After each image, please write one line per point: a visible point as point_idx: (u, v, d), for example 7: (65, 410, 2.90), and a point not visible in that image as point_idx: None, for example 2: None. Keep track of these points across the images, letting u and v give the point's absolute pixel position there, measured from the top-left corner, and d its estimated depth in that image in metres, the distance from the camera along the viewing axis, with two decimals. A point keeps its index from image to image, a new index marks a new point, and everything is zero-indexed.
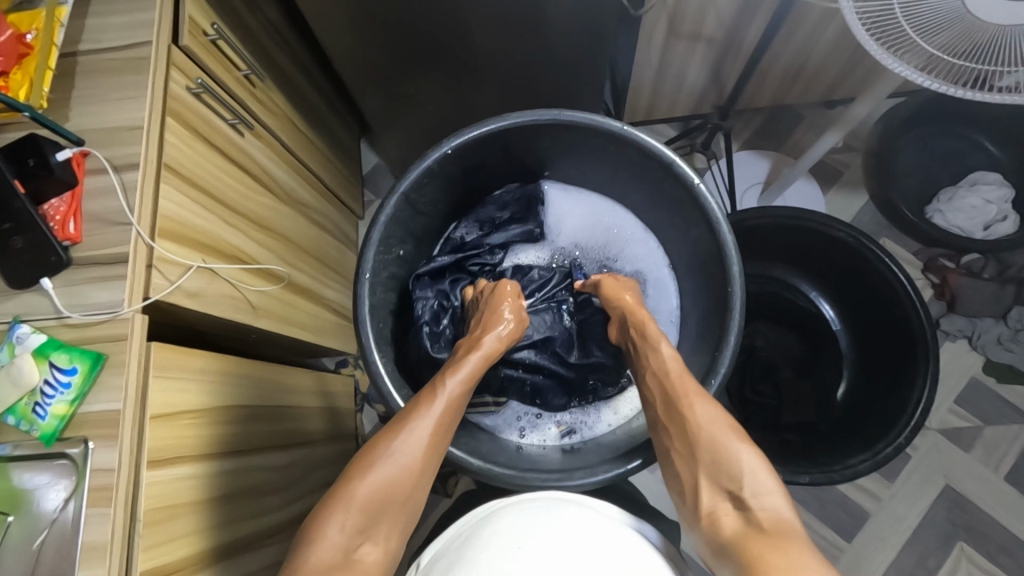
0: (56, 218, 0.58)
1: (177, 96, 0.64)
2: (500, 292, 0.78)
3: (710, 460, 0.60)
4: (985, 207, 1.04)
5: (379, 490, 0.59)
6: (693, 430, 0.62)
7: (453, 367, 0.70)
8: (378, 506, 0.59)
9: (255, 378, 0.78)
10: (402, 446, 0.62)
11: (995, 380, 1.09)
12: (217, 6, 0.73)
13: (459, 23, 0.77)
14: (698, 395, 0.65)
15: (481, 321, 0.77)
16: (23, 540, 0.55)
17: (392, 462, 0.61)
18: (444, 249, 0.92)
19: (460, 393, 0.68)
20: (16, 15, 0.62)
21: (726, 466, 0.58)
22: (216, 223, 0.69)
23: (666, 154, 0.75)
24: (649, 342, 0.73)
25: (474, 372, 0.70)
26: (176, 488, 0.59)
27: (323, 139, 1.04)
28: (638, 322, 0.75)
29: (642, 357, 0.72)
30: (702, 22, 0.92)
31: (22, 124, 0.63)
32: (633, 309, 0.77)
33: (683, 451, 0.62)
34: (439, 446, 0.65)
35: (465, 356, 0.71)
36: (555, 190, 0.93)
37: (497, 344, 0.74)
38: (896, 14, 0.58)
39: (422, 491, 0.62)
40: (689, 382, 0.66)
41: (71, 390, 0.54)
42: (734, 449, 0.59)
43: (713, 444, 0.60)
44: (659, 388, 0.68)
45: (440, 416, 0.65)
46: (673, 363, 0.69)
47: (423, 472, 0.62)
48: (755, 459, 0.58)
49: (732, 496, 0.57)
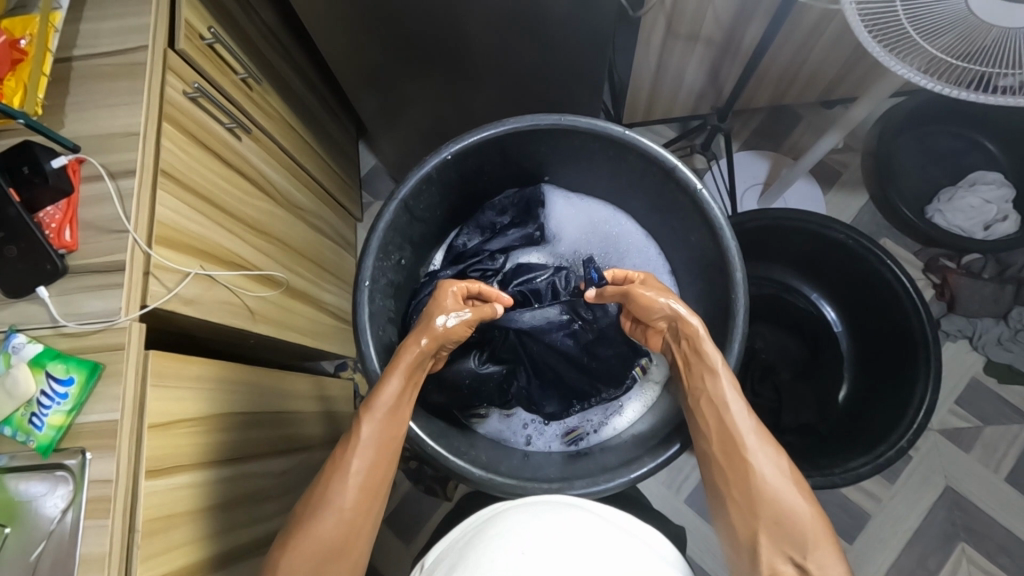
0: (51, 227, 0.57)
1: (173, 101, 0.63)
2: (439, 296, 0.74)
3: (769, 518, 0.58)
4: (984, 206, 1.03)
5: (312, 548, 0.57)
6: (757, 488, 0.60)
7: (368, 404, 0.66)
8: (314, 563, 0.57)
9: (253, 385, 0.78)
10: (328, 496, 0.60)
11: (996, 380, 1.09)
12: (213, 9, 0.72)
13: (457, 24, 0.77)
14: (752, 437, 0.63)
15: (409, 335, 0.72)
16: (19, 552, 0.55)
17: (321, 516, 0.59)
18: (447, 259, 0.92)
19: (379, 423, 0.64)
20: (8, 21, 0.62)
21: (789, 530, 0.57)
22: (213, 229, 0.69)
23: (667, 159, 0.75)
24: (705, 370, 0.68)
25: (396, 397, 0.66)
26: (173, 497, 0.59)
27: (320, 141, 1.04)
28: (693, 336, 0.71)
29: (695, 385, 0.69)
30: (701, 23, 0.92)
31: (15, 131, 0.62)
32: (685, 323, 0.72)
33: (740, 500, 0.61)
34: (371, 486, 0.62)
35: (384, 381, 0.67)
36: (555, 195, 0.92)
37: (415, 358, 0.70)
38: (898, 15, 0.58)
39: (365, 534, 0.60)
40: (751, 423, 0.64)
41: (68, 401, 0.53)
42: (790, 504, 0.58)
43: (772, 501, 0.59)
44: (715, 427, 0.65)
45: (358, 456, 0.62)
46: (732, 399, 0.65)
47: (359, 516, 0.60)
48: (813, 519, 0.57)
49: (794, 561, 0.56)
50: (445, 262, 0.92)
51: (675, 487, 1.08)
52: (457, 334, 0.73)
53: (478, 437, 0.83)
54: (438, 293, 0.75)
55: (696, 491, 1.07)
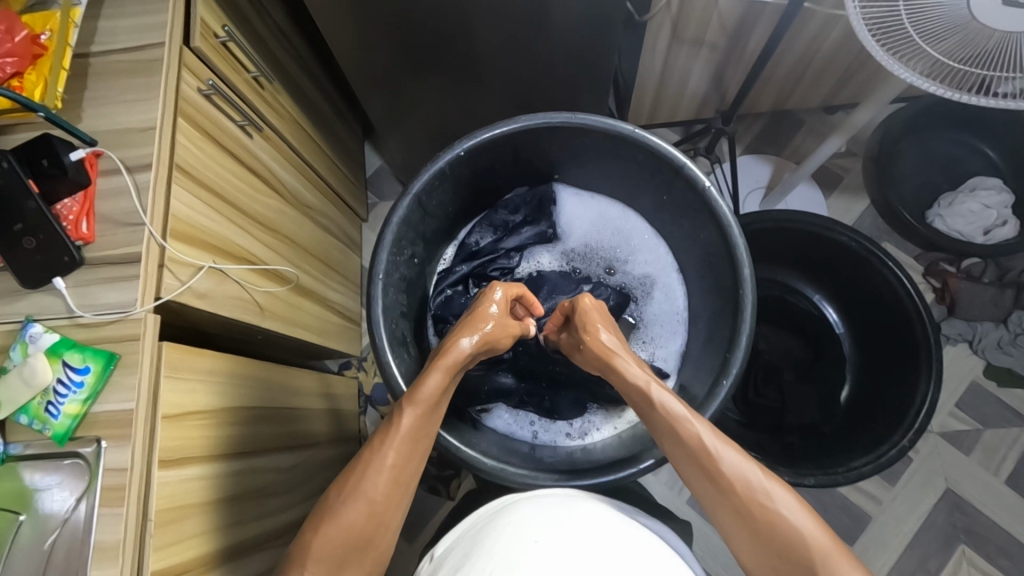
0: (69, 218, 0.59)
1: (188, 98, 0.64)
2: (489, 296, 0.75)
3: (782, 552, 0.54)
4: (984, 212, 1.05)
5: (336, 537, 0.57)
6: (763, 524, 0.56)
7: (409, 395, 0.65)
8: (338, 553, 0.57)
9: (261, 379, 0.78)
10: (359, 484, 0.59)
11: (995, 383, 1.10)
12: (227, 9, 0.73)
13: (466, 25, 0.78)
14: (736, 465, 0.59)
15: (454, 331, 0.73)
16: (33, 540, 0.55)
17: (348, 505, 0.58)
18: (460, 256, 0.93)
19: (419, 417, 0.64)
20: (30, 16, 0.63)
21: (797, 550, 0.54)
22: (225, 223, 0.69)
23: (675, 157, 0.76)
24: (664, 414, 0.65)
25: (436, 391, 0.66)
26: (185, 488, 0.59)
27: (327, 141, 1.04)
28: (640, 390, 0.67)
29: (666, 434, 0.64)
30: (706, 28, 0.93)
31: (34, 124, 0.63)
32: (622, 375, 0.70)
33: (751, 542, 0.56)
34: (403, 478, 0.61)
35: (427, 372, 0.67)
36: (566, 193, 0.94)
37: (461, 354, 0.69)
38: (902, 20, 0.59)
39: (391, 528, 0.60)
40: (730, 450, 0.60)
41: (84, 389, 0.54)
42: (803, 533, 0.54)
43: (781, 534, 0.55)
44: (700, 472, 0.61)
45: (394, 449, 0.62)
46: (704, 433, 0.62)
47: (387, 509, 0.59)
48: (828, 542, 0.53)
49: None
50: (457, 259, 0.94)
51: (678, 487, 1.08)
52: (506, 334, 0.74)
53: (485, 432, 0.84)
54: (489, 293, 0.76)
55: None
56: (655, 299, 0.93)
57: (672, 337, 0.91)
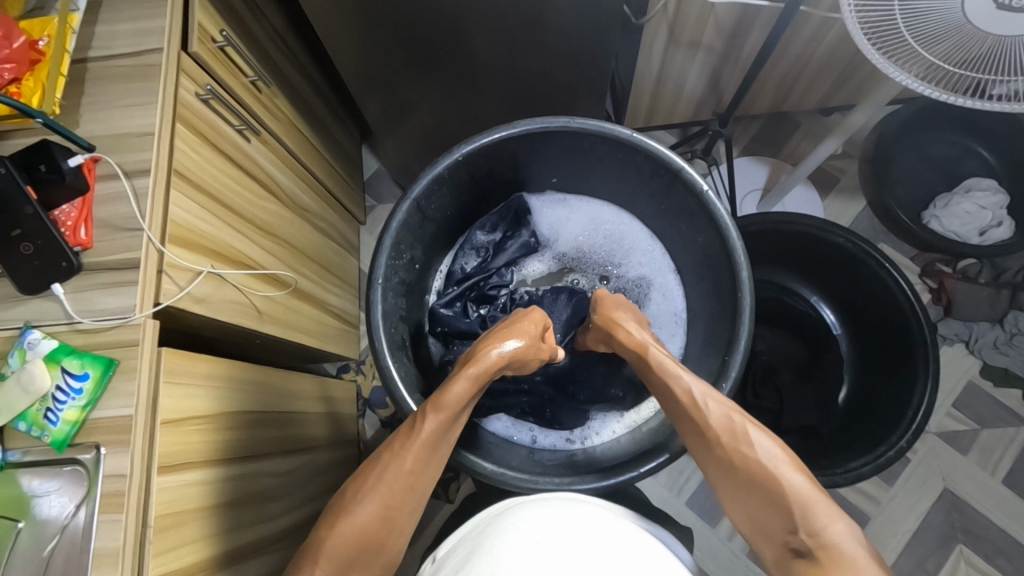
0: (67, 224, 0.59)
1: (187, 103, 0.64)
2: (529, 316, 0.74)
3: (767, 503, 0.56)
4: (980, 212, 1.06)
5: (348, 536, 0.57)
6: (746, 471, 0.58)
7: (433, 400, 0.64)
8: (349, 553, 0.57)
9: (260, 385, 0.78)
10: (376, 487, 0.59)
11: (991, 383, 1.10)
12: (225, 14, 0.73)
13: (463, 29, 0.78)
14: (722, 416, 0.61)
15: (487, 338, 0.70)
16: (29, 548, 0.55)
17: (362, 508, 0.58)
18: (448, 283, 0.93)
19: (441, 424, 0.63)
20: (27, 22, 0.63)
21: (778, 502, 0.55)
22: (222, 228, 0.69)
23: (673, 161, 0.76)
24: (657, 368, 0.67)
25: (462, 399, 0.64)
26: (185, 494, 0.59)
27: (326, 145, 1.04)
28: (638, 351, 0.69)
29: (662, 389, 0.67)
30: (703, 31, 0.94)
31: (32, 130, 0.63)
32: (622, 339, 0.72)
33: (736, 497, 0.58)
34: (419, 485, 0.61)
35: (453, 379, 0.65)
36: (545, 204, 0.95)
37: (491, 364, 0.67)
38: (898, 24, 0.59)
39: (403, 533, 0.60)
40: (716, 403, 0.63)
41: (83, 396, 0.54)
42: (785, 484, 0.55)
43: (763, 482, 0.56)
44: (689, 424, 0.63)
45: (414, 455, 0.61)
46: (693, 386, 0.64)
47: (401, 513, 0.60)
48: (807, 491, 0.55)
49: (792, 532, 0.53)
50: (446, 286, 0.93)
51: (677, 490, 1.09)
52: (538, 359, 0.71)
53: (484, 436, 0.84)
54: (528, 314, 0.74)
55: (696, 493, 1.08)
56: (653, 300, 0.93)
57: (672, 339, 0.91)
